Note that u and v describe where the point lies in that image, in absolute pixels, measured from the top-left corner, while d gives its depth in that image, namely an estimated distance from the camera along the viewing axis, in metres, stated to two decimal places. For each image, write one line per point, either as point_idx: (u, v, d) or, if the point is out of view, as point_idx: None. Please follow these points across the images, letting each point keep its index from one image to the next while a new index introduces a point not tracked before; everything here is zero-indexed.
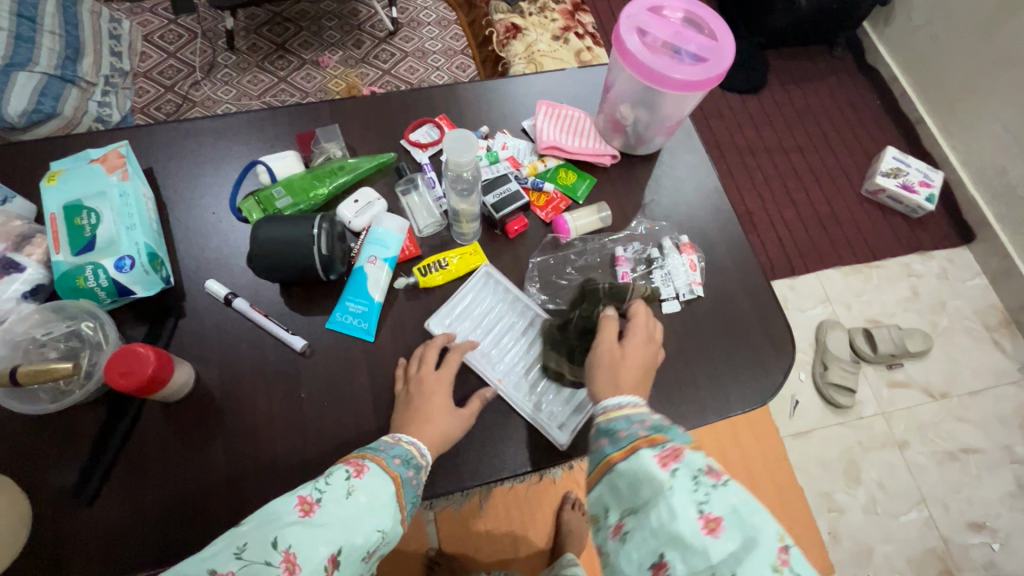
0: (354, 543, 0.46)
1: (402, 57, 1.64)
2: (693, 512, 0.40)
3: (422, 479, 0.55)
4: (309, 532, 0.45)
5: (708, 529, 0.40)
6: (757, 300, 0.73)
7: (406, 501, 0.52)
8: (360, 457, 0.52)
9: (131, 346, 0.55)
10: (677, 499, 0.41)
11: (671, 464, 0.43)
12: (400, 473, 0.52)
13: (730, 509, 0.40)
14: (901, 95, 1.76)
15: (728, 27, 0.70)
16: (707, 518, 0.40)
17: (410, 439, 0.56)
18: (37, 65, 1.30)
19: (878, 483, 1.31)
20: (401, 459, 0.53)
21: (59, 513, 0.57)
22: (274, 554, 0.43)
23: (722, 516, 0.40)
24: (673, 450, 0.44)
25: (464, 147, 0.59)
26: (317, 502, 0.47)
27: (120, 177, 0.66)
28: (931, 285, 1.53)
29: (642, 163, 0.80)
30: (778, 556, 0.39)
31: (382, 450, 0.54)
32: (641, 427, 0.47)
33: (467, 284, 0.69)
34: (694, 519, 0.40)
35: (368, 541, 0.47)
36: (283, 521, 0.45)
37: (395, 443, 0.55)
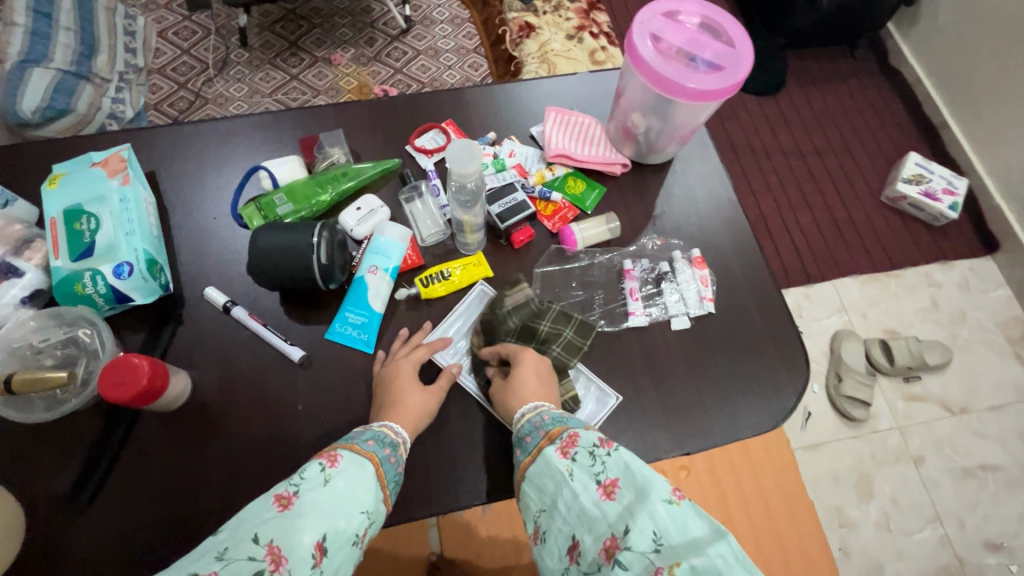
0: (340, 529, 0.43)
1: (414, 55, 1.62)
2: (593, 484, 0.45)
3: (400, 458, 0.53)
4: (292, 523, 0.41)
5: (607, 493, 0.45)
6: (770, 316, 0.70)
7: (387, 480, 0.50)
8: (333, 446, 0.49)
9: (127, 357, 0.54)
10: (578, 478, 0.46)
11: (569, 451, 0.49)
12: (377, 454, 0.51)
13: (623, 469, 0.45)
14: (925, 99, 1.70)
15: (746, 34, 0.67)
16: (605, 486, 0.45)
17: (381, 422, 0.55)
18: (52, 61, 1.30)
19: (892, 499, 1.27)
20: (374, 440, 0.52)
21: (52, 520, 0.56)
22: (257, 549, 0.39)
23: (617, 479, 0.45)
24: (570, 438, 0.50)
25: (467, 158, 0.58)
26: (294, 495, 0.43)
27: (121, 181, 0.65)
28: (952, 296, 1.48)
29: (653, 172, 0.78)
30: (672, 492, 0.43)
31: (354, 437, 0.52)
32: (542, 425, 0.53)
33: (467, 296, 0.68)
34: (594, 488, 0.45)
35: (354, 525, 0.45)
36: (260, 518, 0.41)
37: (365, 429, 0.53)
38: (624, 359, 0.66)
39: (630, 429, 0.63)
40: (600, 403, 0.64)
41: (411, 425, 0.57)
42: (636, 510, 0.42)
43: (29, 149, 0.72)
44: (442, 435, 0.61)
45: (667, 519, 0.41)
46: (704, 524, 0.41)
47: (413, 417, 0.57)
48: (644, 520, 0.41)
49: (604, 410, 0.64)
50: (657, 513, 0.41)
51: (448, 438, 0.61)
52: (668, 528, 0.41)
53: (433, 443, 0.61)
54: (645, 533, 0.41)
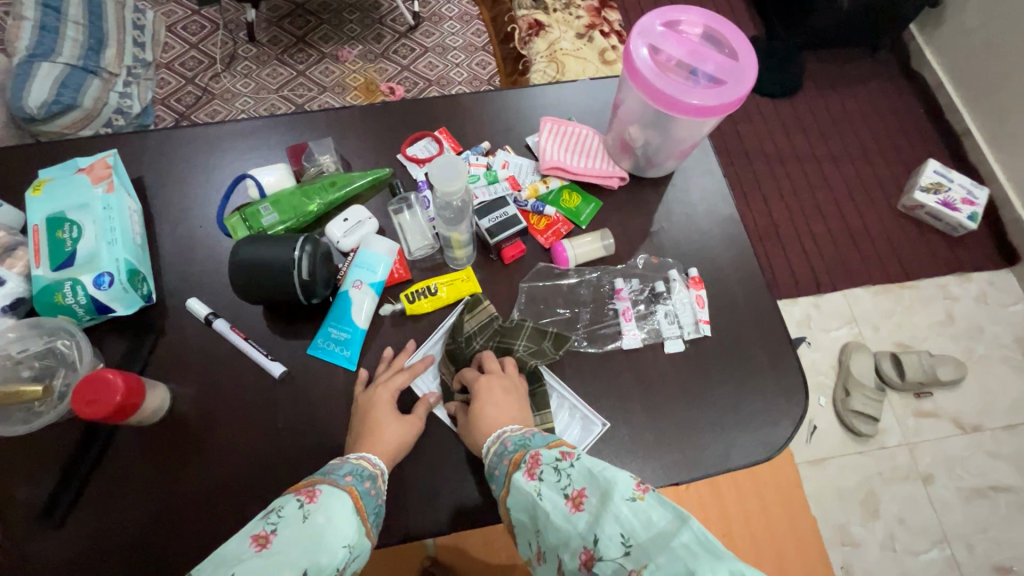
0: (322, 564, 0.41)
1: (422, 52, 1.58)
2: (559, 499, 0.43)
3: (379, 491, 0.51)
4: (269, 562, 0.39)
5: (575, 506, 0.42)
6: (768, 338, 0.68)
7: (368, 513, 0.48)
8: (310, 483, 0.48)
9: (100, 372, 0.53)
10: (545, 498, 0.43)
11: (535, 472, 0.46)
12: (355, 487, 0.49)
13: (586, 476, 0.43)
14: (947, 104, 1.64)
15: (751, 47, 0.64)
16: (572, 498, 0.42)
17: (357, 455, 0.53)
18: (60, 56, 1.29)
19: (898, 518, 1.23)
20: (352, 475, 0.50)
21: (27, 536, 0.56)
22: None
23: (581, 488, 0.42)
24: (534, 459, 0.47)
25: (452, 174, 0.57)
26: (272, 534, 0.41)
27: (104, 188, 0.64)
28: (968, 310, 1.43)
29: (652, 186, 0.75)
30: (634, 489, 0.40)
31: (331, 472, 0.50)
32: (506, 453, 0.50)
33: (450, 314, 0.66)
34: (561, 504, 0.42)
35: (337, 559, 0.42)
36: (236, 558, 0.39)
37: (341, 464, 0.52)
38: (613, 382, 0.64)
39: (617, 454, 0.61)
40: (584, 430, 0.62)
41: (390, 450, 0.55)
42: (601, 517, 0.39)
43: (21, 152, 0.71)
44: (423, 457, 0.60)
45: (631, 518, 0.39)
46: (670, 514, 0.38)
47: (392, 441, 0.56)
48: (610, 524, 0.39)
49: (589, 438, 0.62)
50: (620, 513, 0.39)
51: (429, 460, 0.60)
52: (634, 528, 0.38)
53: (413, 465, 0.59)
54: (612, 537, 0.38)
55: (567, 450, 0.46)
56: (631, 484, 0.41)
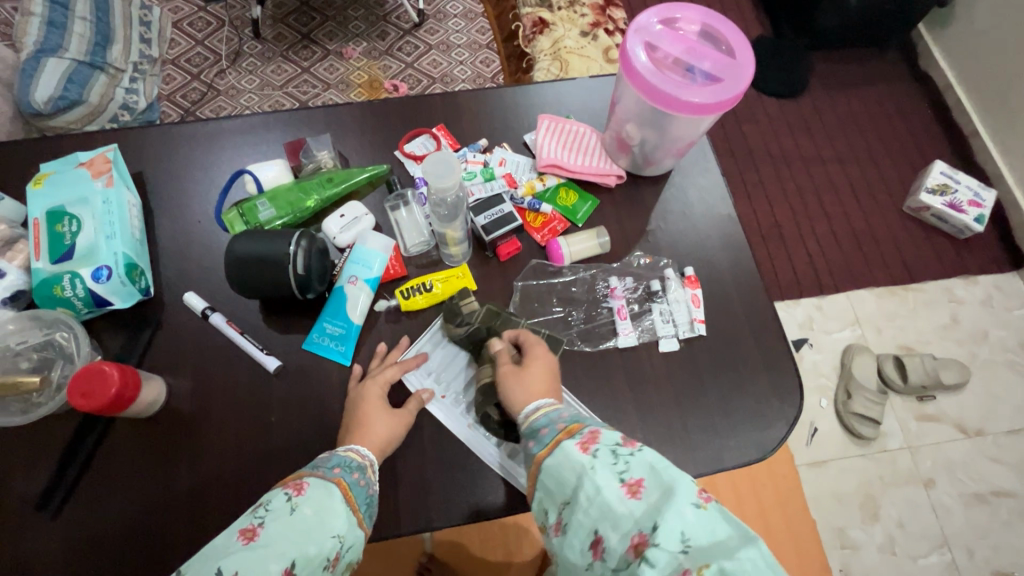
0: (310, 554, 0.42)
1: (426, 50, 1.58)
2: (616, 482, 0.43)
3: (370, 480, 0.52)
4: (256, 555, 0.39)
5: (632, 492, 0.42)
6: (763, 338, 0.68)
7: (359, 503, 0.49)
8: (299, 475, 0.48)
9: (96, 365, 0.54)
10: (598, 473, 0.44)
11: (591, 448, 0.46)
12: (344, 479, 0.49)
13: (648, 468, 0.43)
14: (955, 105, 1.63)
15: (749, 44, 0.64)
16: (629, 484, 0.43)
17: (348, 446, 0.53)
18: (67, 51, 1.31)
19: (898, 522, 1.23)
20: (341, 466, 0.50)
21: (21, 528, 0.56)
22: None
23: (642, 479, 0.43)
24: (591, 434, 0.47)
25: (445, 171, 0.57)
26: (259, 528, 0.41)
27: (104, 183, 0.64)
28: (973, 313, 1.42)
29: (649, 184, 0.75)
30: (699, 495, 0.40)
31: (321, 465, 0.50)
32: (559, 420, 0.50)
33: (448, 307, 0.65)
34: (616, 486, 0.43)
35: (325, 549, 0.43)
36: (223, 552, 0.39)
37: (331, 455, 0.52)
38: (607, 380, 0.64)
39: None
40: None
41: (381, 445, 0.56)
42: (663, 510, 0.40)
43: (23, 146, 0.72)
44: (416, 453, 0.60)
45: (695, 520, 0.39)
46: (729, 526, 0.39)
47: (384, 436, 0.56)
48: (672, 521, 0.39)
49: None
50: (685, 514, 0.39)
51: (421, 455, 0.60)
52: (695, 528, 0.39)
53: (405, 461, 0.60)
54: (673, 532, 0.39)
55: (630, 438, 0.46)
56: (696, 489, 0.41)
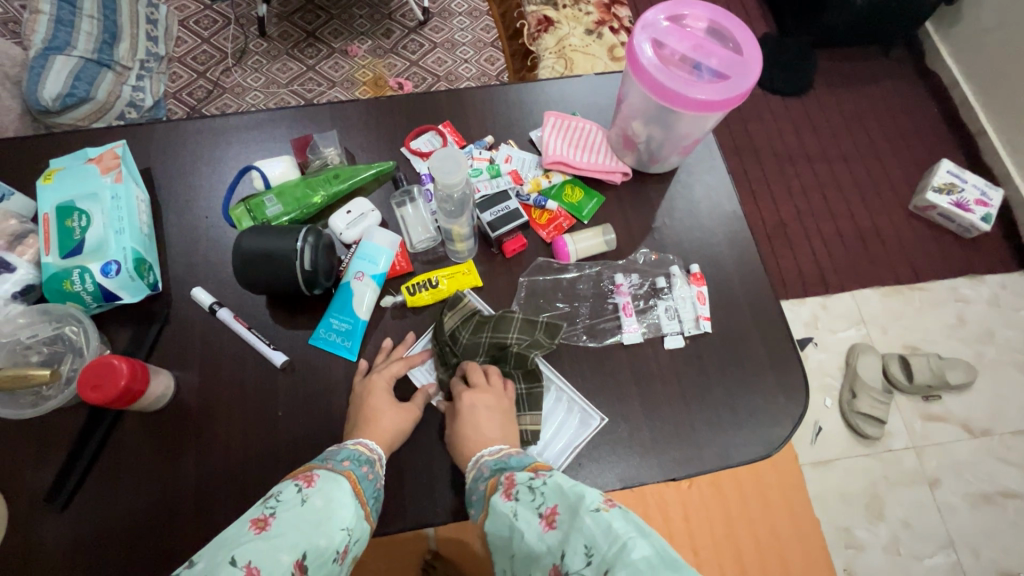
0: (320, 546, 0.42)
1: (431, 47, 1.58)
2: (533, 518, 0.43)
3: (378, 475, 0.52)
4: (269, 544, 0.39)
5: (547, 524, 0.42)
6: (769, 335, 0.68)
7: (367, 497, 0.49)
8: (308, 468, 0.48)
9: (107, 358, 0.54)
10: (519, 515, 0.44)
11: (510, 494, 0.46)
12: (353, 472, 0.50)
13: (557, 494, 0.43)
14: (962, 104, 1.62)
15: (756, 41, 0.64)
16: (545, 516, 0.43)
17: (355, 441, 0.54)
18: (75, 49, 1.32)
19: (903, 521, 1.22)
20: (350, 460, 0.51)
21: (31, 519, 0.57)
22: (234, 571, 0.37)
23: (554, 507, 0.43)
24: (508, 481, 0.48)
25: (453, 167, 0.57)
26: (271, 517, 0.42)
27: (113, 178, 0.65)
28: (980, 312, 1.41)
29: (655, 182, 0.75)
30: (600, 501, 0.41)
31: (328, 459, 0.51)
32: (483, 477, 0.51)
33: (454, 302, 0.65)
34: (534, 521, 0.43)
35: (336, 542, 0.43)
36: (236, 542, 0.39)
37: (340, 449, 0.52)
38: (612, 377, 0.64)
39: (614, 449, 0.61)
40: (582, 422, 0.63)
41: (387, 439, 0.56)
42: (570, 532, 0.40)
43: (33, 142, 0.73)
44: (421, 448, 0.60)
45: (595, 529, 0.39)
46: (630, 527, 0.39)
47: (390, 431, 0.56)
48: (577, 536, 0.39)
49: (587, 431, 0.62)
50: (586, 525, 0.39)
51: (426, 450, 0.60)
52: (598, 539, 0.38)
53: (411, 456, 0.60)
54: (578, 550, 0.39)
55: (541, 470, 0.47)
56: (597, 496, 0.41)
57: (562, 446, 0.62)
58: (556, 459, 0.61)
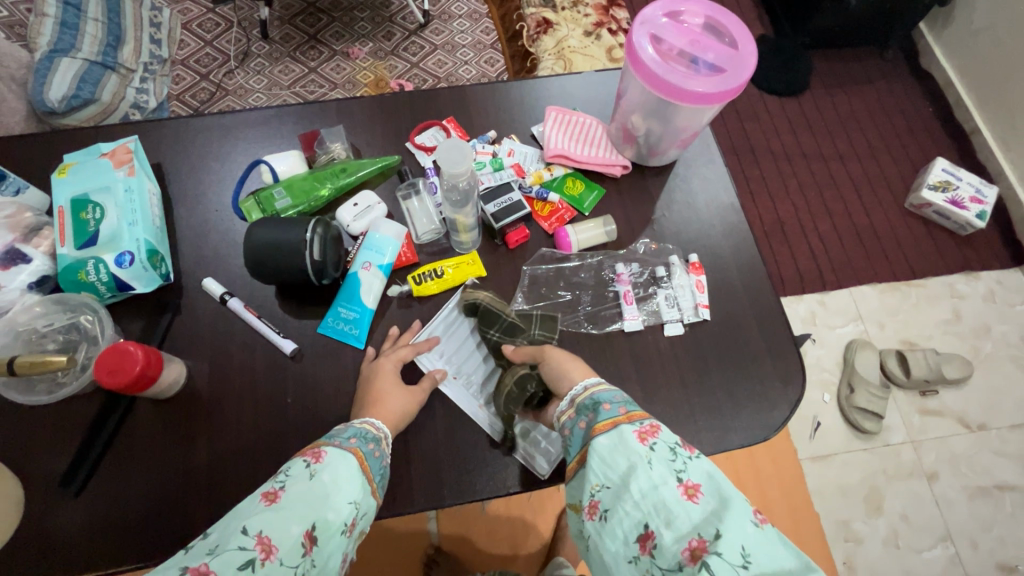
0: (328, 519, 0.43)
1: (432, 50, 1.60)
2: (674, 480, 0.43)
3: (384, 452, 0.53)
4: (280, 515, 0.41)
5: (689, 495, 0.42)
6: (767, 325, 0.69)
7: (373, 474, 0.50)
8: (316, 444, 0.49)
9: (122, 345, 0.56)
10: (658, 468, 0.44)
11: (648, 440, 0.47)
12: (360, 449, 0.51)
13: (707, 476, 0.44)
14: (956, 103, 1.64)
15: (751, 36, 0.66)
16: (686, 485, 0.43)
17: (362, 420, 0.55)
18: (80, 52, 1.33)
19: (901, 514, 1.24)
20: (357, 437, 0.52)
21: (47, 503, 0.58)
22: (246, 540, 0.39)
23: (699, 484, 0.43)
24: (651, 427, 0.48)
25: (458, 157, 0.59)
26: (280, 490, 0.43)
27: (126, 172, 0.66)
28: (976, 308, 1.43)
29: (654, 175, 0.77)
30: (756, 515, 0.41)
31: (335, 436, 0.52)
32: (615, 404, 0.52)
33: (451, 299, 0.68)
34: (674, 484, 0.43)
35: (343, 515, 0.44)
36: (247, 513, 0.41)
37: (346, 427, 0.53)
38: (614, 364, 0.66)
39: None
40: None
41: (394, 422, 0.57)
42: (723, 517, 0.40)
43: (46, 138, 0.75)
44: (428, 433, 0.62)
45: (755, 538, 0.39)
46: (789, 557, 0.39)
47: (397, 415, 0.58)
48: (732, 532, 0.39)
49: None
50: (747, 530, 0.40)
51: (433, 434, 0.62)
52: (757, 549, 0.39)
53: (418, 441, 0.61)
54: (735, 546, 0.39)
55: (687, 444, 0.47)
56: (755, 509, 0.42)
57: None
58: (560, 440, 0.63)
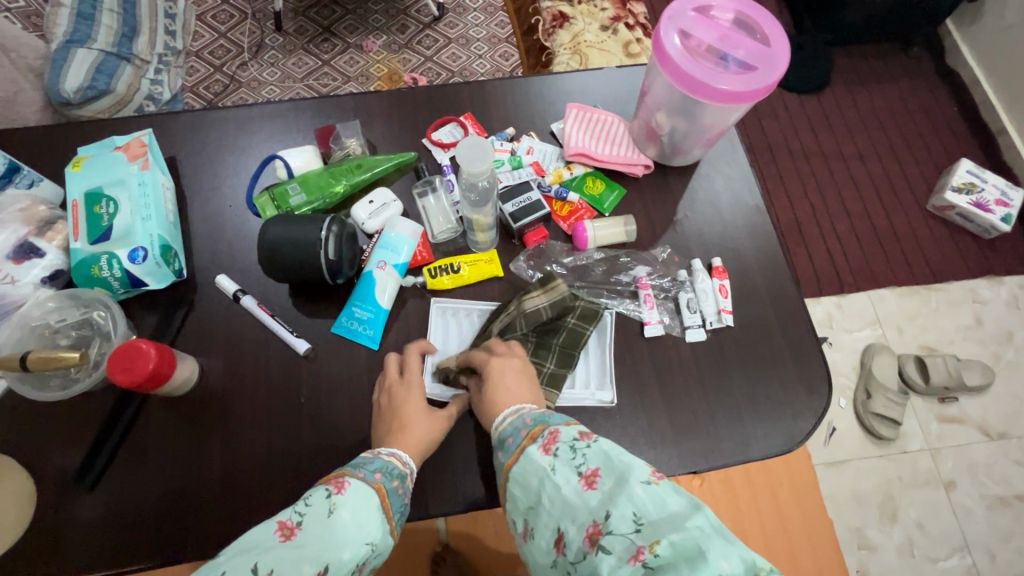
0: (343, 559, 0.41)
1: (445, 43, 1.59)
2: (575, 476, 0.42)
3: (406, 489, 0.52)
4: (293, 553, 0.39)
5: (590, 485, 0.42)
6: (790, 331, 0.67)
7: (393, 511, 0.48)
8: (340, 474, 0.48)
9: (134, 343, 0.55)
10: (559, 472, 0.43)
11: (552, 448, 0.45)
12: (384, 485, 0.49)
13: (603, 458, 0.42)
14: (983, 102, 1.60)
15: (783, 33, 0.64)
16: (587, 476, 0.42)
17: (389, 450, 0.53)
18: (95, 42, 1.32)
19: (917, 523, 1.21)
20: (382, 471, 0.50)
21: (58, 500, 0.58)
22: None
23: (598, 469, 0.42)
24: (551, 434, 0.46)
25: (479, 155, 0.57)
26: (297, 526, 0.41)
27: (140, 166, 0.65)
28: (999, 314, 1.39)
29: (676, 175, 0.75)
30: (653, 473, 0.40)
31: (360, 467, 0.50)
32: (524, 427, 0.49)
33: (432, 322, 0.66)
34: (575, 480, 0.42)
35: (358, 555, 0.42)
36: (260, 547, 0.39)
37: (373, 458, 0.52)
38: (634, 368, 0.64)
39: (633, 441, 0.61)
40: (595, 385, 0.64)
41: (409, 424, 0.56)
42: (616, 496, 0.40)
43: (62, 130, 0.74)
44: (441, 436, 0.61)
45: (646, 500, 0.39)
46: (684, 502, 0.39)
47: (413, 418, 0.57)
48: (627, 505, 0.39)
49: (609, 333, 0.65)
50: (639, 494, 0.39)
51: (448, 435, 0.61)
52: (648, 507, 0.39)
53: None
54: (625, 515, 0.38)
55: (583, 429, 0.46)
56: (649, 468, 0.41)
57: (600, 361, 0.65)
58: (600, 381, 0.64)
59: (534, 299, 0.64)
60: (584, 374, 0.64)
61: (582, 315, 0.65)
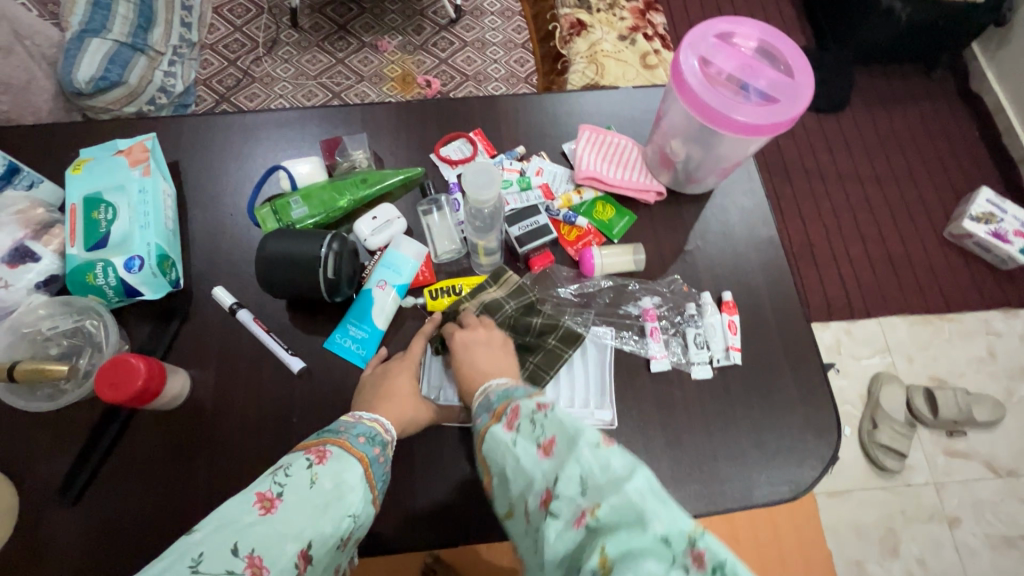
0: (326, 534, 0.40)
1: (461, 46, 1.57)
2: (533, 446, 0.41)
3: (388, 457, 0.50)
4: (274, 531, 0.38)
5: (546, 453, 0.40)
6: (798, 370, 0.65)
7: (375, 481, 0.47)
8: (321, 440, 0.46)
9: (125, 358, 0.54)
10: (518, 446, 0.42)
11: (513, 424, 0.43)
12: (367, 453, 0.47)
13: (557, 424, 0.41)
14: (1007, 129, 1.56)
15: (809, 66, 0.61)
16: (543, 445, 0.41)
17: (371, 417, 0.52)
18: (110, 32, 1.30)
19: (919, 559, 1.18)
20: (365, 438, 0.49)
21: (40, 514, 0.57)
22: (236, 562, 0.35)
23: (553, 437, 0.41)
24: (512, 409, 0.44)
25: (485, 181, 0.56)
26: (278, 499, 0.39)
27: (141, 171, 0.64)
28: (1013, 348, 1.36)
29: (689, 203, 0.73)
30: (602, 437, 0.39)
31: (343, 431, 0.48)
32: (490, 405, 0.47)
33: None
34: (532, 450, 0.41)
35: (341, 530, 0.41)
36: (240, 522, 0.37)
37: (355, 422, 0.50)
38: (636, 402, 0.62)
39: None
40: (594, 404, 0.62)
41: None
42: (565, 462, 0.38)
43: (66, 129, 0.73)
44: (435, 465, 0.60)
45: (592, 463, 0.38)
46: (630, 462, 0.37)
47: None
48: (574, 470, 0.38)
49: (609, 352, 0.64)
50: (584, 458, 0.38)
51: (442, 465, 0.60)
52: (594, 471, 0.37)
53: (424, 473, 0.59)
54: (573, 479, 0.37)
55: (543, 398, 0.44)
56: (598, 431, 0.39)
57: (603, 376, 0.63)
58: (603, 395, 0.62)
59: (493, 293, 0.63)
60: (588, 393, 0.63)
61: (562, 338, 0.63)
